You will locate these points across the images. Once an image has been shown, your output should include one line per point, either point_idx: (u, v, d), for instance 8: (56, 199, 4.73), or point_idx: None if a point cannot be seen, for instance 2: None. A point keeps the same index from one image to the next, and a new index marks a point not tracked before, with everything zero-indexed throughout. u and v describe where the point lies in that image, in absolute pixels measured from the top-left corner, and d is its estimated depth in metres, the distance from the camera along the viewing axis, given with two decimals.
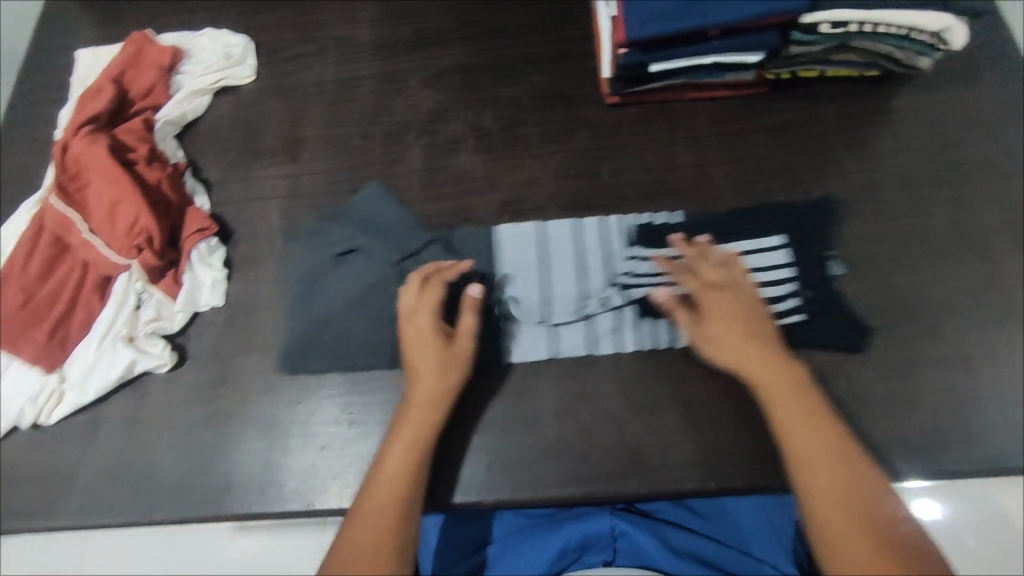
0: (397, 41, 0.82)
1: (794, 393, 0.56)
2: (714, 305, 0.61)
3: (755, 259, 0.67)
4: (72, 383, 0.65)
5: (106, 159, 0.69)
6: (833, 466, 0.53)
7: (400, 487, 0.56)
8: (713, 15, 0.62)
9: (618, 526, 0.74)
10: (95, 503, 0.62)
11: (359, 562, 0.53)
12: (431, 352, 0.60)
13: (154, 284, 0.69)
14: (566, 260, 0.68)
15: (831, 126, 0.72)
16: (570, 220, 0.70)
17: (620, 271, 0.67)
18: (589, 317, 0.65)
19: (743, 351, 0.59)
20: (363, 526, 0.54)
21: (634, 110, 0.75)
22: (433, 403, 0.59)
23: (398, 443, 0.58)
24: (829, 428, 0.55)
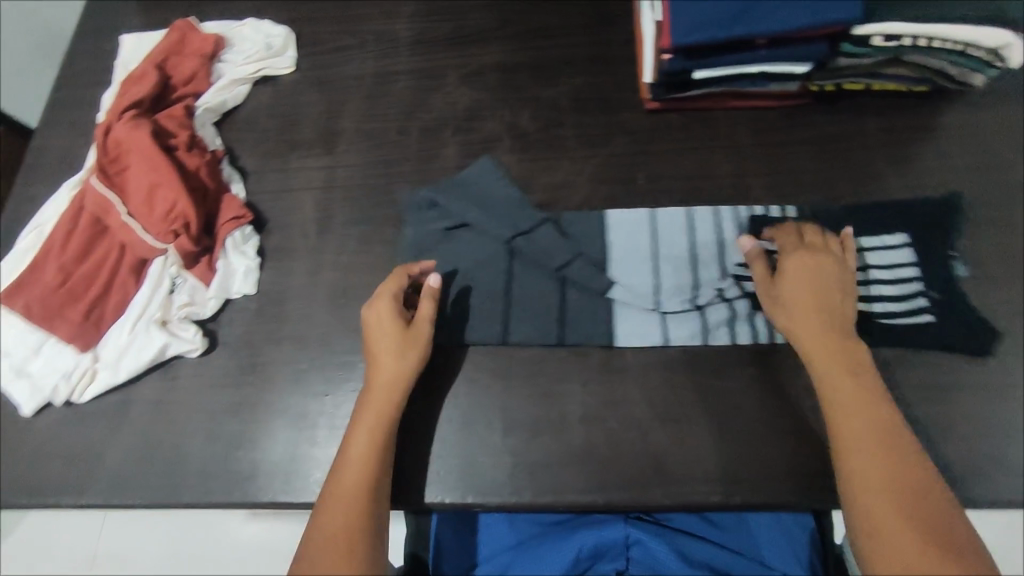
0: (437, 37, 0.82)
1: (858, 378, 0.56)
2: (795, 267, 0.60)
3: (882, 255, 0.64)
4: (105, 363, 0.66)
5: (148, 144, 0.70)
6: (885, 444, 0.52)
7: (365, 470, 0.56)
8: (762, 24, 0.61)
9: (632, 533, 0.71)
10: (121, 482, 0.63)
11: (331, 543, 0.52)
12: (390, 336, 0.61)
13: (189, 269, 0.70)
14: (671, 249, 0.67)
15: (877, 141, 0.71)
16: (683, 209, 0.69)
17: (736, 263, 0.65)
18: (702, 307, 0.64)
19: (812, 316, 0.58)
20: (332, 509, 0.54)
21: (674, 116, 0.74)
22: (390, 388, 0.60)
23: (362, 428, 0.58)
24: (892, 416, 0.54)
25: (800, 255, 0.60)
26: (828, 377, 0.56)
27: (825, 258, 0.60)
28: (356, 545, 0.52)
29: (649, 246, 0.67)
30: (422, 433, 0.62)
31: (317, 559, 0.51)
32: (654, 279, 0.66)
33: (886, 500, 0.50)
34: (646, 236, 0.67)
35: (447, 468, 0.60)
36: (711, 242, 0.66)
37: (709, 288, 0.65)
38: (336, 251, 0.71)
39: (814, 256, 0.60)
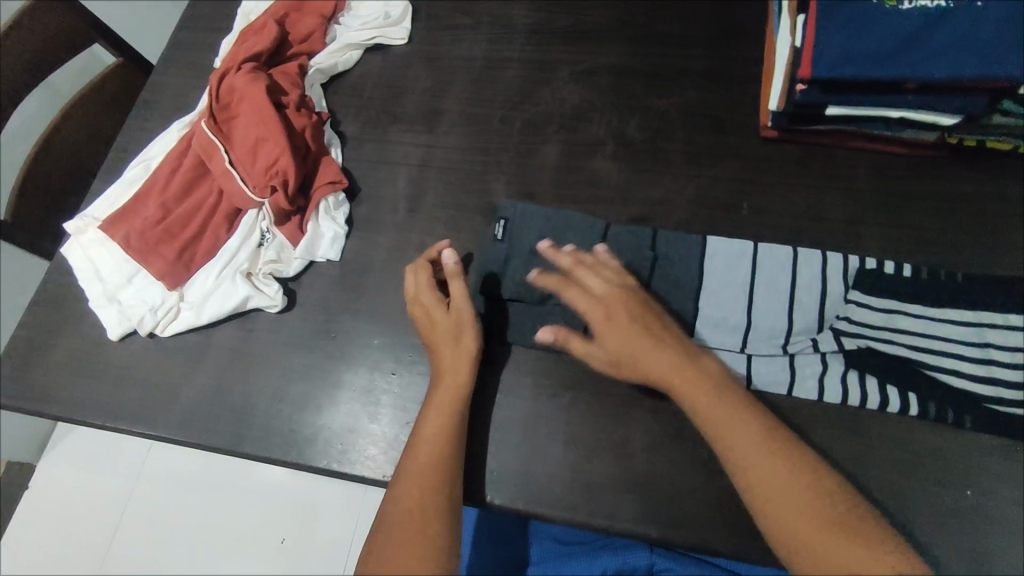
0: (555, 30, 0.80)
1: (712, 392, 0.54)
2: (602, 320, 0.58)
3: (1000, 335, 0.58)
4: (189, 305, 0.69)
5: (262, 99, 0.71)
6: (766, 448, 0.51)
7: (438, 448, 0.56)
8: (917, 68, 0.56)
9: (657, 561, 0.72)
10: (188, 421, 0.65)
11: (400, 520, 0.53)
12: (438, 321, 0.61)
13: (279, 227, 0.71)
14: (769, 288, 0.62)
15: (1012, 209, 0.65)
16: (785, 248, 0.64)
17: (837, 317, 0.61)
18: (793, 354, 0.60)
19: (651, 353, 0.56)
20: (409, 485, 0.54)
21: (791, 148, 0.70)
22: (455, 372, 0.59)
23: (434, 409, 0.58)
24: (750, 422, 0.53)
25: (601, 305, 0.59)
26: (695, 411, 0.54)
27: (619, 290, 0.59)
28: (432, 520, 0.53)
29: (742, 282, 0.63)
30: (481, 429, 0.61)
31: (397, 533, 0.52)
32: (744, 316, 0.62)
33: (797, 508, 0.49)
34: (746, 271, 0.64)
35: (502, 469, 0.59)
36: (813, 287, 0.62)
37: (802, 337, 0.61)
38: (423, 232, 0.71)
39: (613, 295, 0.59)
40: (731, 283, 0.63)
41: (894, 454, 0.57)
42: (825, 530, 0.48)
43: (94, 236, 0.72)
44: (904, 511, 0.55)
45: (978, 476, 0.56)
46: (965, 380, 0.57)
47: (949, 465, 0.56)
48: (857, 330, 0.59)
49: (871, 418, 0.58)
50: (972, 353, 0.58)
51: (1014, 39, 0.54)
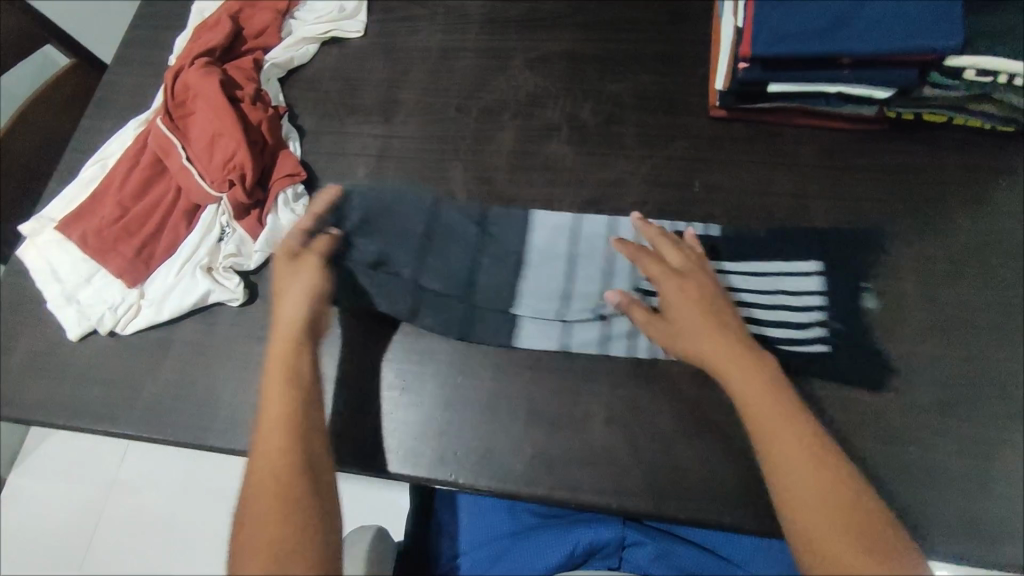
0: (508, 18, 0.81)
1: (759, 373, 0.56)
2: (670, 294, 0.61)
3: (784, 281, 0.64)
4: (149, 301, 0.69)
5: (217, 94, 0.71)
6: (793, 429, 0.53)
7: (285, 412, 0.57)
8: (849, 43, 0.58)
9: (630, 535, 0.68)
10: (153, 416, 0.65)
11: (263, 489, 0.54)
12: (284, 275, 0.64)
13: (239, 221, 0.71)
14: (587, 255, 0.67)
15: (951, 177, 0.67)
16: (603, 217, 0.69)
17: (650, 280, 0.66)
18: (604, 317, 0.64)
19: (707, 329, 0.59)
20: (268, 454, 0.55)
21: (739, 126, 0.72)
22: (291, 328, 0.61)
23: (271, 372, 0.59)
24: (788, 404, 0.55)
25: (674, 283, 0.61)
26: (738, 389, 0.56)
27: (691, 272, 0.62)
28: (293, 481, 0.54)
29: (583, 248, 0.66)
30: (444, 410, 0.62)
31: (261, 500, 0.53)
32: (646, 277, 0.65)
33: (807, 492, 0.51)
34: (570, 240, 0.68)
35: (465, 450, 0.61)
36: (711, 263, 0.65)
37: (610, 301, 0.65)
38: None
39: (685, 275, 0.62)
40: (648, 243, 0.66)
41: (843, 416, 0.59)
42: (823, 513, 0.50)
43: (51, 236, 0.71)
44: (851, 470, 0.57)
45: (922, 432, 0.58)
46: (759, 325, 0.62)
47: (893, 424, 0.58)
48: None
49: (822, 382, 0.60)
50: (762, 300, 0.63)
51: (938, 13, 0.56)
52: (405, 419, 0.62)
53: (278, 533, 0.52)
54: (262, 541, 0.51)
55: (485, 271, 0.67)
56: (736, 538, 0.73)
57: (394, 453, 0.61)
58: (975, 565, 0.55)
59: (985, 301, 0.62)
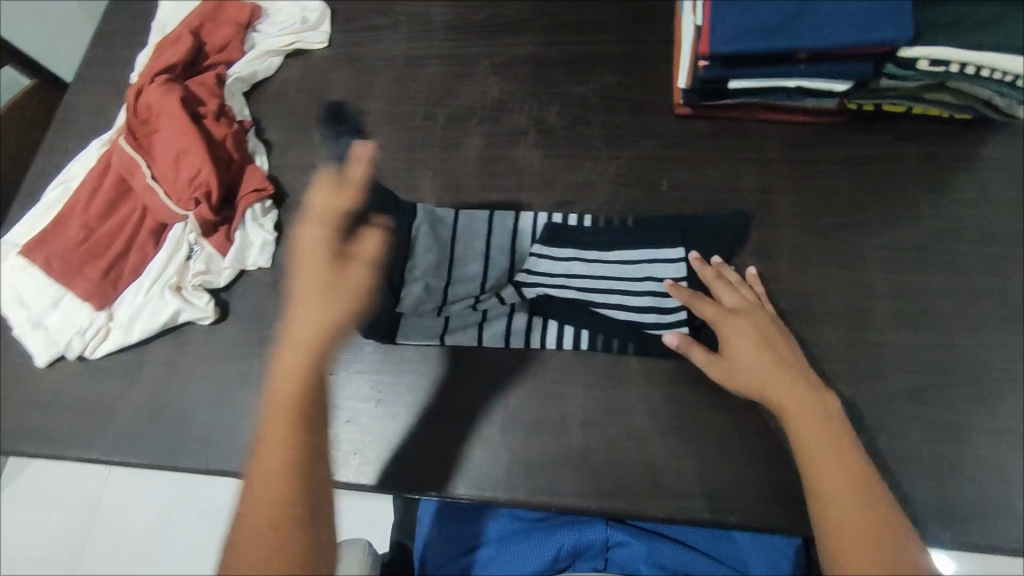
0: (472, 24, 0.81)
1: (818, 418, 0.53)
2: (731, 335, 0.59)
3: (653, 269, 0.65)
4: (119, 323, 0.68)
5: (179, 111, 0.70)
6: (850, 477, 0.50)
7: (284, 441, 0.52)
8: (805, 38, 0.59)
9: (613, 535, 0.68)
10: (126, 440, 0.65)
11: (258, 527, 0.49)
12: (316, 269, 0.55)
13: (207, 238, 0.70)
14: (465, 251, 0.68)
15: (913, 167, 0.68)
16: (484, 212, 0.70)
17: (522, 270, 0.67)
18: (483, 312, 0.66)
19: (768, 371, 0.56)
20: (262, 488, 0.51)
21: (704, 123, 0.72)
22: (315, 333, 0.54)
23: (285, 387, 0.53)
24: (846, 450, 0.52)
25: (736, 324, 0.59)
26: (799, 433, 0.53)
27: (751, 312, 0.60)
28: (288, 520, 0.50)
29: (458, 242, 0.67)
30: (419, 420, 0.62)
31: (253, 537, 0.49)
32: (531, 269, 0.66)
33: (863, 544, 0.48)
34: (449, 237, 0.69)
35: (442, 459, 0.61)
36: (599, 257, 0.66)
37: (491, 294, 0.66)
38: None
39: (746, 315, 0.59)
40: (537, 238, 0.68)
41: None
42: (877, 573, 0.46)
43: (15, 261, 0.70)
44: None
45: (893, 420, 0.59)
46: (624, 312, 0.64)
47: (864, 411, 0.59)
48: (535, 280, 0.65)
49: None
50: (628, 289, 0.65)
51: (889, 6, 0.57)
52: (380, 431, 0.62)
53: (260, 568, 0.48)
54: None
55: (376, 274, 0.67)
56: (732, 534, 0.73)
57: (362, 463, 0.61)
58: (949, 548, 0.55)
59: (950, 288, 0.63)
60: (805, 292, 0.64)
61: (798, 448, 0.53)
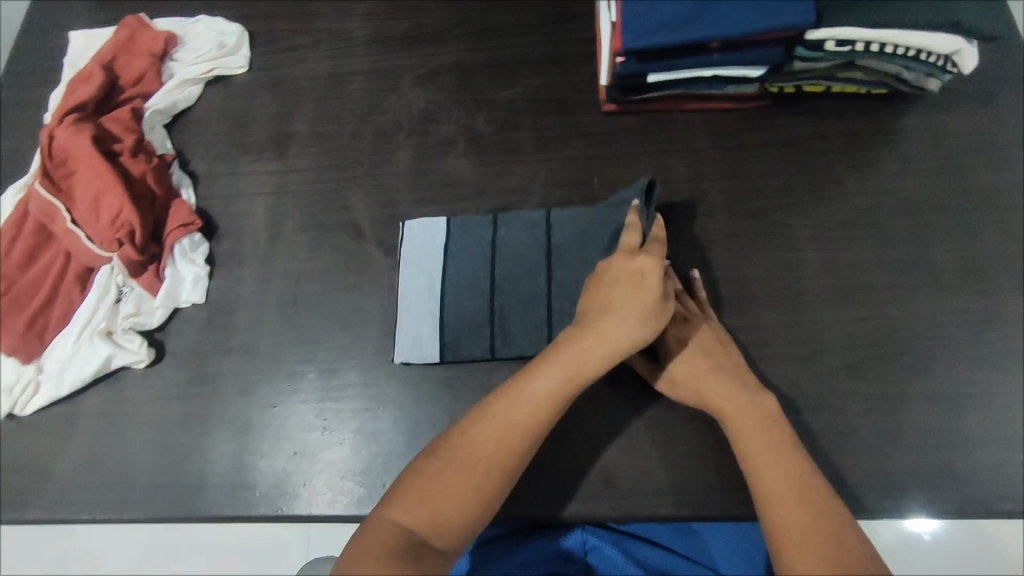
0: (394, 35, 0.80)
1: (753, 420, 0.54)
2: (671, 344, 0.60)
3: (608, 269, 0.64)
4: (48, 375, 0.66)
5: (92, 151, 0.68)
6: (787, 476, 0.51)
7: (532, 415, 0.52)
8: (715, 28, 0.59)
9: (590, 539, 0.66)
10: (69, 495, 0.63)
11: (463, 468, 0.51)
12: (644, 297, 0.55)
13: (135, 278, 0.68)
14: (425, 261, 0.66)
15: (835, 145, 0.69)
16: (444, 221, 0.68)
17: (481, 276, 0.65)
18: (446, 324, 0.64)
19: (706, 377, 0.57)
20: (485, 434, 0.52)
21: (631, 118, 0.72)
22: (613, 348, 0.54)
23: (555, 370, 0.53)
24: (783, 449, 0.52)
25: (675, 333, 0.60)
26: (738, 430, 0.54)
27: (689, 321, 0.60)
28: (489, 478, 0.51)
29: (434, 254, 0.66)
30: (370, 444, 0.62)
31: (451, 474, 0.50)
32: (491, 282, 0.65)
33: (803, 540, 0.47)
34: (404, 254, 0.67)
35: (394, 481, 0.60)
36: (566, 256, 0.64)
37: (452, 306, 0.64)
38: (288, 257, 0.70)
39: (685, 324, 0.60)
40: (492, 249, 0.66)
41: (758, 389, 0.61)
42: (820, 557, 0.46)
43: None
44: None
45: (831, 397, 0.60)
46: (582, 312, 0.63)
47: (804, 391, 0.61)
48: (495, 287, 0.64)
49: None
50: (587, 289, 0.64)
51: None
52: (329, 460, 0.62)
53: (445, 500, 0.49)
54: (431, 498, 0.49)
55: (333, 302, 0.68)
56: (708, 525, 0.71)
57: (315, 494, 0.61)
58: (891, 515, 0.57)
59: (879, 262, 0.64)
60: (739, 278, 0.65)
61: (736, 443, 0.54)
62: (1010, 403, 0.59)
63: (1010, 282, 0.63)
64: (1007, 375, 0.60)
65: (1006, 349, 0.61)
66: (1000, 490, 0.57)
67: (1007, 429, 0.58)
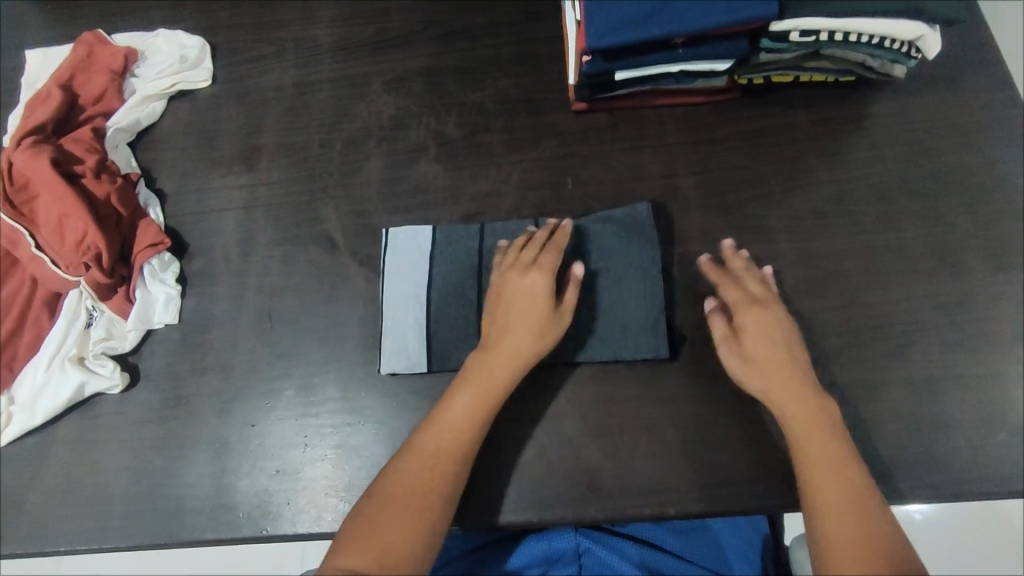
0: (360, 41, 0.79)
1: (813, 419, 0.55)
2: (748, 322, 0.58)
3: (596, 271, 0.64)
4: (19, 406, 0.64)
5: (52, 174, 0.66)
6: (840, 480, 0.52)
7: (456, 436, 0.55)
8: (679, 23, 0.59)
9: (583, 542, 0.65)
10: (46, 527, 0.62)
11: (401, 499, 0.53)
12: (531, 308, 0.59)
13: (105, 301, 0.67)
14: (405, 270, 0.65)
15: (805, 134, 0.69)
16: (425, 228, 0.67)
17: (469, 283, 0.64)
18: (433, 333, 0.63)
19: (779, 365, 0.56)
20: (416, 465, 0.54)
21: (601, 116, 0.72)
22: (513, 363, 0.58)
23: (467, 392, 0.57)
24: (837, 453, 0.54)
25: (752, 314, 0.58)
26: (795, 431, 0.55)
27: (769, 309, 0.59)
28: (428, 501, 0.53)
29: (413, 261, 0.66)
30: (352, 458, 0.61)
31: (390, 506, 0.52)
32: (475, 288, 0.64)
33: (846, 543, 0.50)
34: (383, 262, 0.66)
35: None
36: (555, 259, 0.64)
37: (437, 314, 0.64)
38: (261, 272, 0.69)
39: (763, 310, 0.58)
40: (477, 257, 0.65)
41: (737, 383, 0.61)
42: (864, 572, 0.49)
43: None
44: (749, 437, 0.59)
45: None
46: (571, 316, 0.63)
47: None
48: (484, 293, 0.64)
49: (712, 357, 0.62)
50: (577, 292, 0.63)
51: None
52: (312, 477, 0.61)
53: (385, 533, 0.51)
54: (373, 533, 0.51)
55: (309, 316, 0.67)
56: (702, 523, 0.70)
57: (298, 513, 0.60)
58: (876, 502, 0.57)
59: (853, 249, 0.64)
60: None
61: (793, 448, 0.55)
62: (987, 385, 0.60)
63: (982, 264, 0.63)
64: (982, 357, 0.60)
65: (980, 332, 0.61)
66: (979, 472, 0.57)
67: (984, 410, 0.59)
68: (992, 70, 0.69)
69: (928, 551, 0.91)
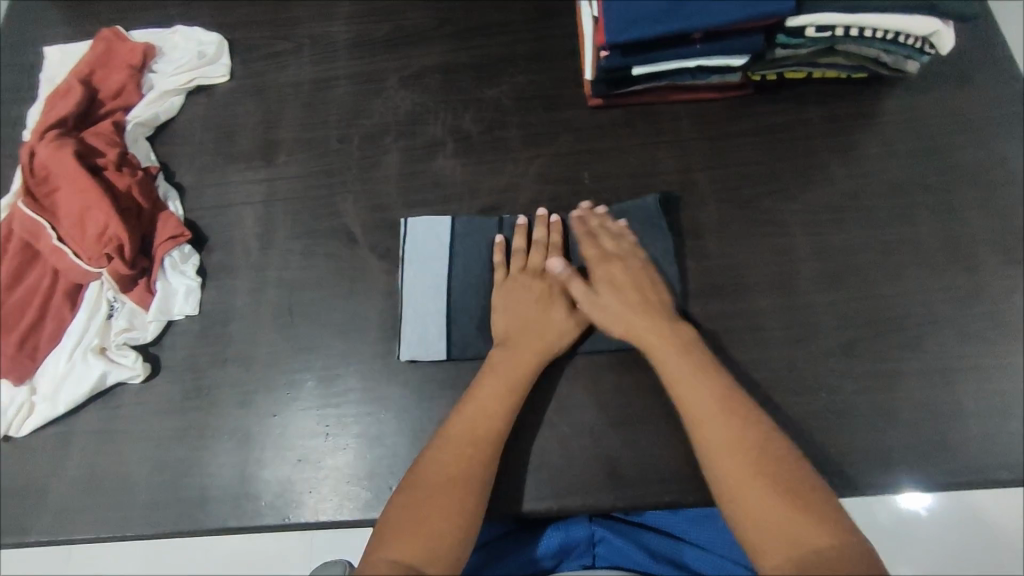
0: (376, 38, 0.80)
1: (683, 356, 0.57)
2: (601, 274, 0.62)
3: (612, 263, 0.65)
4: (42, 396, 0.65)
5: (74, 166, 0.67)
6: (730, 411, 0.54)
7: (487, 423, 0.57)
8: (697, 18, 0.60)
9: (598, 531, 0.66)
10: (69, 516, 0.62)
11: (436, 486, 0.53)
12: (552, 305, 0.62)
13: (126, 293, 0.67)
14: (425, 262, 0.66)
15: (818, 130, 0.70)
16: (447, 219, 0.68)
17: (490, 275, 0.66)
18: (454, 323, 0.64)
19: (635, 312, 0.60)
20: (447, 453, 0.55)
21: (617, 112, 0.73)
22: (537, 352, 0.60)
23: (493, 381, 0.59)
24: (717, 385, 0.55)
25: (607, 266, 0.62)
26: (669, 370, 0.57)
27: (627, 260, 0.63)
28: (463, 484, 0.54)
29: (433, 254, 0.66)
30: (373, 447, 0.62)
31: (426, 493, 0.53)
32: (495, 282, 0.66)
33: (743, 471, 0.51)
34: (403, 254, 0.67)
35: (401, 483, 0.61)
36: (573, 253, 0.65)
37: (457, 306, 0.65)
38: (280, 265, 0.70)
39: (618, 263, 0.63)
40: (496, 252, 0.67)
41: (753, 373, 0.62)
42: (765, 492, 0.49)
43: None
44: None
45: (828, 378, 0.61)
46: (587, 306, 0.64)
47: (803, 373, 0.61)
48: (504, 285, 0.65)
49: (728, 347, 0.63)
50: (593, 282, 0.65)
51: None
52: (334, 465, 0.62)
53: (419, 520, 0.51)
54: (410, 520, 0.52)
55: (328, 309, 0.68)
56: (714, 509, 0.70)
57: (320, 501, 0.61)
58: (891, 491, 0.58)
59: (867, 242, 0.65)
60: (731, 265, 0.66)
61: (701, 452, 0.54)
62: (1000, 377, 0.60)
63: (994, 257, 0.64)
64: (994, 349, 0.61)
65: (993, 324, 0.62)
66: (993, 461, 0.58)
67: (997, 401, 0.60)
68: (1002, 67, 0.70)
69: (934, 546, 0.92)
